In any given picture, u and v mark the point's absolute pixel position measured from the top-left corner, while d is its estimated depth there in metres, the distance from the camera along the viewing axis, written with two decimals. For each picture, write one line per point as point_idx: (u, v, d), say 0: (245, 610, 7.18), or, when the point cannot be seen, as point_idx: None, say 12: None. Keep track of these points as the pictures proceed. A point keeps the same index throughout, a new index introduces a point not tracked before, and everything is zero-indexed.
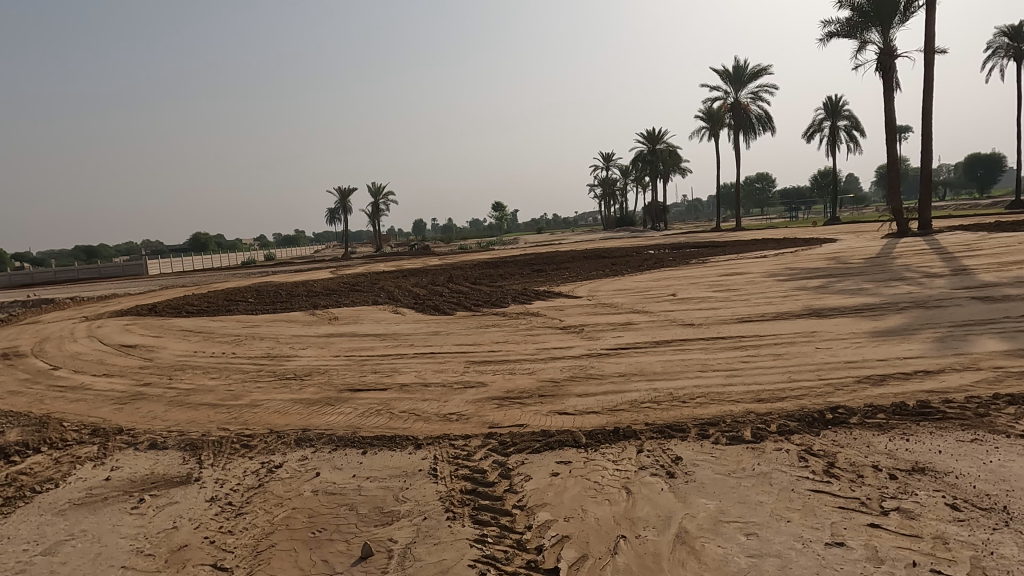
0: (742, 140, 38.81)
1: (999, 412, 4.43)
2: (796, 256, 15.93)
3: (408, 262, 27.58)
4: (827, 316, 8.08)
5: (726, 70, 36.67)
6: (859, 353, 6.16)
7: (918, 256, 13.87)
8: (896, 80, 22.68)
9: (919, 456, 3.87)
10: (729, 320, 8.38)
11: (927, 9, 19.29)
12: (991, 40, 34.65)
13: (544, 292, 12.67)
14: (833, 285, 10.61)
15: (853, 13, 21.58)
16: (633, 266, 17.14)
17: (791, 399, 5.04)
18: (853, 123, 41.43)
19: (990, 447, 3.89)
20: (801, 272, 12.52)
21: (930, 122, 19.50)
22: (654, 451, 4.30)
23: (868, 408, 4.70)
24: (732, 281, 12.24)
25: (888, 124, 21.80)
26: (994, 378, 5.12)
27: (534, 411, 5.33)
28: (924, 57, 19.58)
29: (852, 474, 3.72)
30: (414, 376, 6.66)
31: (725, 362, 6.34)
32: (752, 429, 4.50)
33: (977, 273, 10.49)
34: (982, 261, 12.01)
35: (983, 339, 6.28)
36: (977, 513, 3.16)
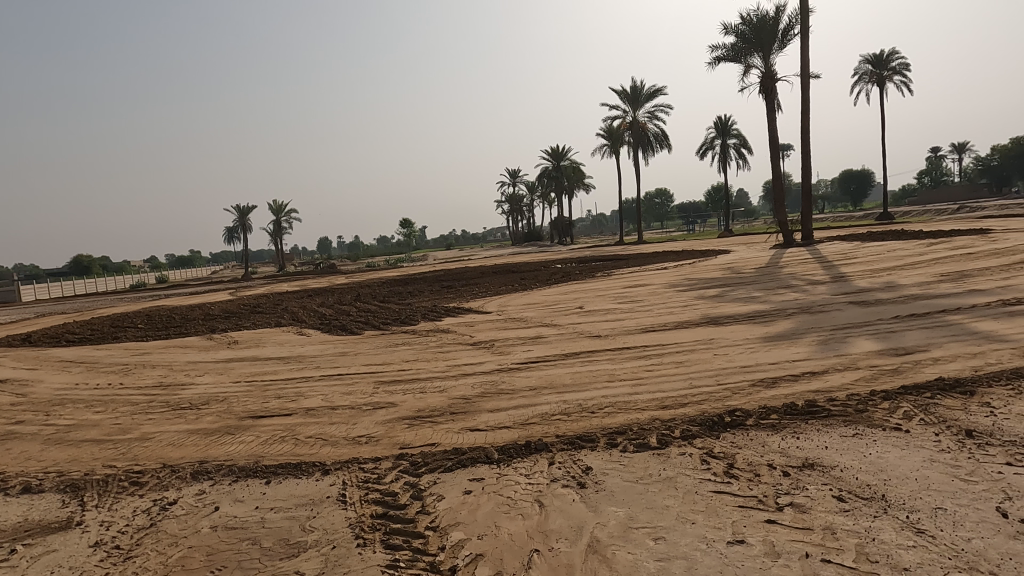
0: (642, 157, 40.44)
1: (875, 407, 4.80)
2: (695, 267, 16.72)
3: (312, 281, 26.79)
4: (724, 323, 8.50)
5: (624, 90, 38.29)
6: (754, 358, 6.52)
7: (802, 264, 14.92)
8: (777, 102, 24.36)
9: (809, 453, 4.13)
10: (634, 331, 8.66)
11: (802, 37, 20.91)
12: (858, 67, 37.96)
13: (455, 308, 12.64)
14: (728, 294, 11.23)
15: (737, 38, 23.06)
16: (542, 280, 17.42)
17: (693, 405, 5.25)
18: (741, 141, 44.35)
19: (869, 440, 4.21)
20: (699, 282, 13.18)
21: (808, 140, 21.10)
22: (566, 462, 4.36)
23: (763, 410, 4.98)
24: (636, 292, 12.68)
25: (772, 143, 23.37)
26: (870, 376, 5.56)
27: (446, 429, 5.27)
28: (801, 80, 21.20)
29: (749, 474, 3.91)
30: (320, 400, 6.43)
31: (631, 371, 6.54)
32: (657, 435, 4.66)
33: (854, 280, 11.40)
34: (858, 268, 13.07)
35: (860, 340, 6.81)
36: (860, 502, 3.40)
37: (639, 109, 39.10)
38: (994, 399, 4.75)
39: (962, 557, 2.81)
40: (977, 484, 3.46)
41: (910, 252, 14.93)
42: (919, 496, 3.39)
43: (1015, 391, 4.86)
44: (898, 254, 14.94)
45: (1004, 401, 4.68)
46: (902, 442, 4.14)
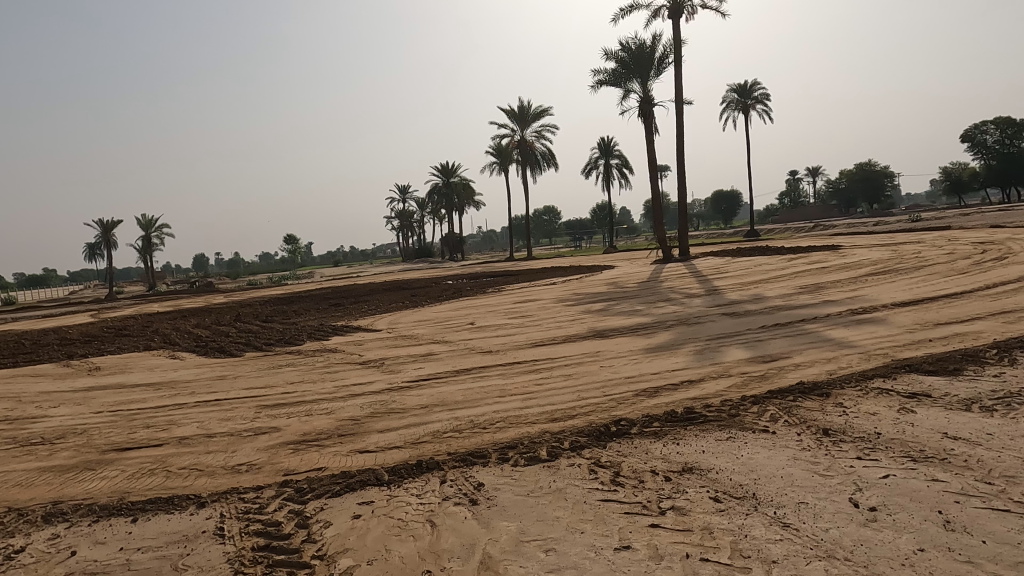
0: (530, 175, 41.38)
1: (746, 411, 5.15)
2: (582, 282, 17.27)
3: (186, 300, 25.08)
4: (609, 336, 8.83)
5: (512, 110, 39.16)
6: (637, 369, 6.80)
7: (680, 278, 15.81)
8: (655, 126, 25.77)
9: (688, 457, 4.36)
10: (524, 345, 8.79)
11: (676, 65, 22.31)
12: (725, 96, 41.06)
13: (342, 326, 12.30)
14: (613, 307, 11.68)
15: (617, 64, 24.22)
16: (433, 296, 17.31)
17: (581, 416, 5.40)
18: (623, 161, 46.57)
19: (740, 442, 4.51)
20: (586, 297, 13.61)
21: (683, 162, 22.47)
22: (457, 480, 4.34)
23: (645, 418, 5.20)
24: (526, 308, 12.89)
25: (650, 164, 24.64)
26: (741, 383, 5.96)
27: (333, 452, 5.09)
28: (675, 105, 22.59)
29: (634, 480, 4.07)
30: (196, 428, 6.02)
31: (521, 385, 6.62)
32: (547, 448, 4.74)
33: (725, 293, 12.23)
34: (729, 282, 14.03)
35: (732, 349, 7.30)
36: (733, 502, 3.62)
37: (526, 128, 40.04)
38: (846, 399, 5.23)
39: (822, 546, 3.06)
40: (833, 478, 3.79)
41: (773, 267, 16.24)
42: (785, 493, 3.66)
43: (863, 391, 5.39)
44: (764, 268, 16.19)
45: (854, 401, 5.17)
46: (769, 443, 4.46)
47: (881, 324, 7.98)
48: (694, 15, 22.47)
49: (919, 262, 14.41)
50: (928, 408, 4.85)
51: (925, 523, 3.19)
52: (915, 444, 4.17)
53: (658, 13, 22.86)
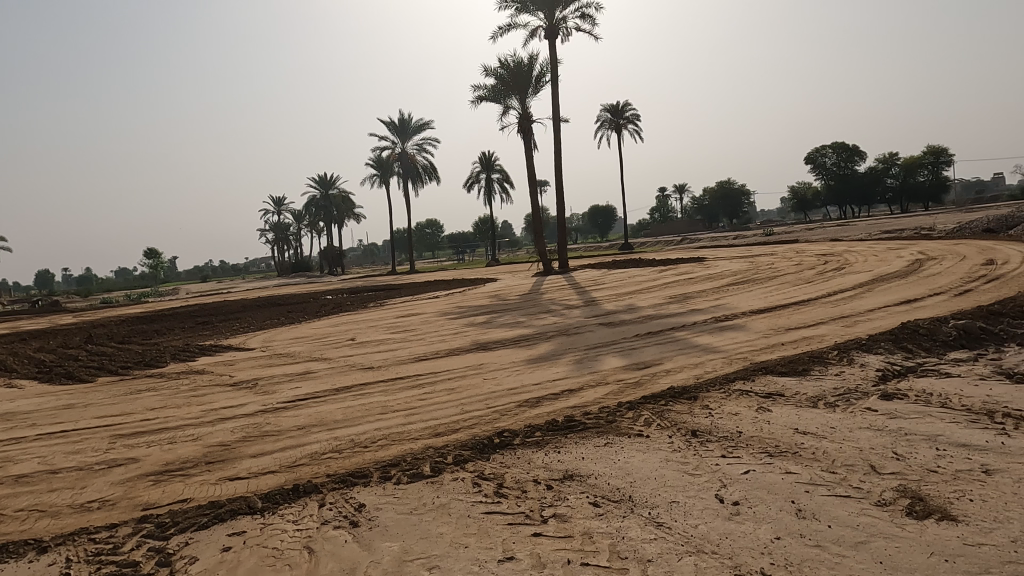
0: (411, 188, 41.05)
1: (622, 417, 5.36)
2: (465, 295, 17.31)
3: (25, 322, 22.48)
4: (492, 349, 8.89)
5: (393, 122, 38.80)
6: (519, 380, 6.89)
7: (560, 290, 16.28)
8: (533, 142, 26.44)
9: (569, 465, 4.46)
10: (406, 360, 8.67)
11: (553, 85, 23.07)
12: (599, 115, 42.94)
13: (211, 346, 11.53)
14: (495, 320, 11.79)
15: (496, 81, 24.68)
16: (310, 312, 16.67)
17: (465, 430, 5.38)
18: (504, 176, 47.40)
19: (617, 447, 4.69)
20: (469, 310, 13.66)
21: (562, 177, 23.21)
22: (337, 503, 4.18)
23: (528, 428, 5.27)
24: (408, 322, 12.72)
25: (530, 179, 25.24)
26: (618, 390, 6.20)
27: (200, 481, 4.75)
28: (553, 123, 23.32)
29: (517, 491, 4.11)
30: (36, 464, 5.39)
31: (404, 401, 6.51)
32: (430, 463, 4.69)
33: (602, 303, 12.74)
34: (606, 293, 14.62)
35: (608, 358, 7.59)
36: (611, 505, 3.76)
37: (407, 141, 39.75)
38: (712, 401, 5.59)
39: (691, 542, 3.24)
40: (701, 476, 4.03)
41: (646, 278, 17.10)
42: (658, 493, 3.84)
43: (726, 393, 5.78)
44: (637, 279, 17.00)
45: (719, 403, 5.54)
46: (644, 446, 4.67)
47: (741, 331, 8.62)
48: (569, 36, 23.37)
49: (772, 272, 15.75)
50: (782, 406, 5.29)
51: (781, 513, 3.46)
52: (771, 440, 4.52)
53: (534, 33, 23.58)
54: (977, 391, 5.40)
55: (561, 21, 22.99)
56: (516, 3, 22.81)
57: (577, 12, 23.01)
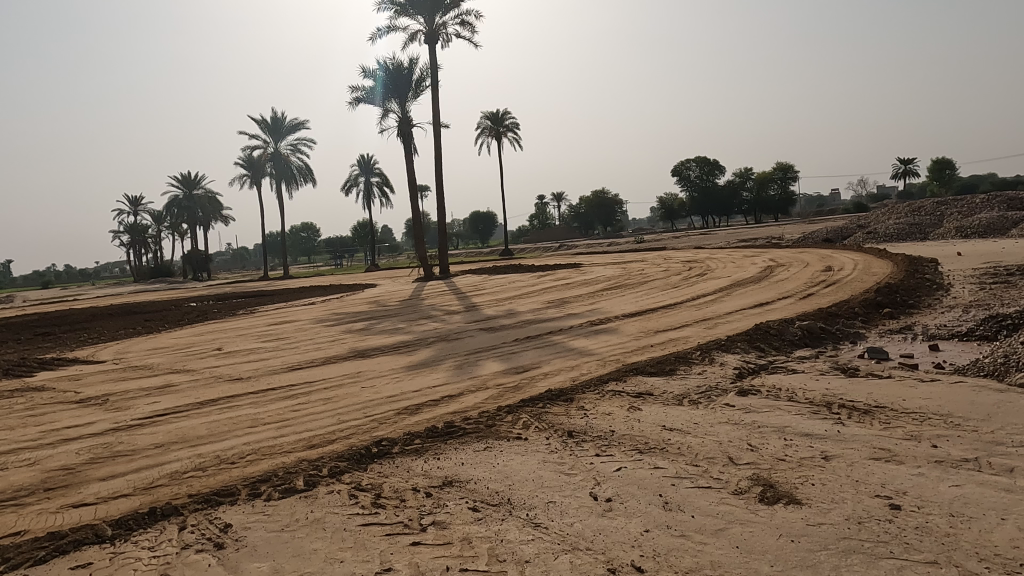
0: (285, 190, 39.34)
1: (501, 421, 5.42)
2: (342, 301, 16.82)
3: None
4: (370, 356, 8.70)
5: (265, 121, 37.04)
6: (398, 387, 6.78)
7: (440, 296, 16.24)
8: (414, 146, 26.24)
9: (448, 471, 4.45)
10: (279, 370, 8.27)
11: (433, 90, 23.01)
12: (479, 122, 43.32)
13: (52, 360, 10.40)
14: (374, 326, 11.55)
15: (375, 83, 24.25)
16: (171, 321, 15.48)
17: (341, 441, 5.22)
18: (383, 180, 46.63)
19: (496, 451, 4.74)
20: (346, 316, 13.29)
21: (442, 183, 23.19)
22: (200, 524, 3.90)
23: (406, 436, 5.20)
24: (281, 329, 12.16)
25: (410, 183, 24.98)
26: (497, 394, 6.26)
27: (37, 511, 4.26)
28: (433, 128, 23.24)
29: (395, 500, 4.03)
30: None
31: (275, 413, 6.21)
32: (304, 477, 4.49)
33: (482, 308, 12.84)
34: (486, 298, 14.76)
35: (488, 363, 7.65)
36: (490, 509, 3.78)
37: (281, 141, 38.07)
38: (587, 402, 5.78)
39: (567, 540, 3.33)
40: (576, 476, 4.15)
41: (525, 283, 17.44)
42: (536, 494, 3.92)
43: (599, 394, 6.00)
44: (517, 285, 17.29)
45: (593, 404, 5.74)
46: (522, 449, 4.75)
47: (614, 334, 9.02)
48: (449, 42, 23.41)
49: (642, 278, 16.60)
50: (651, 405, 5.58)
51: (649, 506, 3.63)
52: (641, 438, 4.75)
53: (414, 37, 23.41)
54: (817, 385, 5.98)
55: (441, 27, 23.01)
56: (395, 5, 22.54)
57: (456, 19, 23.10)
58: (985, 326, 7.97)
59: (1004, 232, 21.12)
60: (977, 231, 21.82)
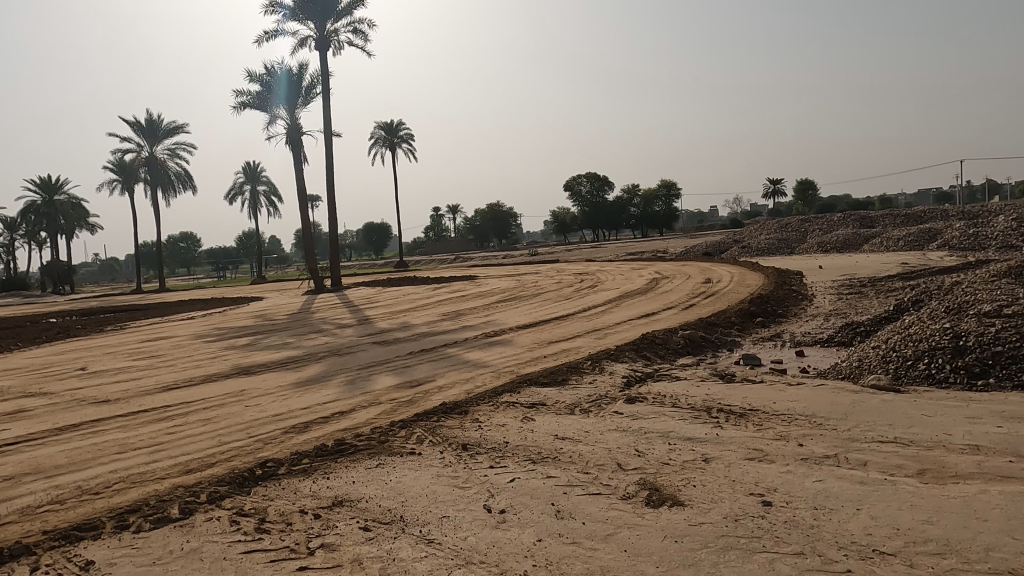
0: (161, 198, 36.87)
1: (394, 437, 5.32)
2: (224, 316, 15.93)
3: None
4: (255, 373, 8.28)
5: (138, 123, 34.56)
6: (285, 405, 6.49)
7: (331, 309, 15.77)
8: (303, 154, 25.39)
9: (338, 490, 4.30)
10: (152, 390, 7.69)
11: (324, 97, 22.42)
12: (373, 132, 42.59)
13: None
14: (259, 342, 11.01)
15: (261, 87, 23.28)
16: (26, 339, 14.02)
17: (221, 463, 4.92)
18: (270, 189, 44.77)
19: (389, 467, 4.64)
20: (229, 332, 12.59)
21: (334, 193, 22.58)
22: (57, 564, 3.53)
23: (294, 456, 4.98)
24: (156, 347, 11.33)
25: (300, 193, 24.13)
26: (390, 409, 6.14)
27: None
28: (324, 136, 22.62)
29: (281, 524, 3.85)
30: None
31: (148, 437, 5.76)
32: (179, 504, 4.19)
33: (376, 322, 12.58)
34: (379, 311, 14.48)
35: (381, 377, 7.49)
36: (382, 527, 3.69)
37: (156, 145, 35.65)
38: (481, 415, 5.79)
39: (461, 554, 3.31)
40: (470, 488, 4.14)
41: (420, 296, 17.28)
42: (429, 510, 3.87)
43: (494, 406, 6.03)
44: (411, 297, 17.10)
45: (488, 415, 5.76)
46: (416, 464, 4.67)
47: (508, 345, 9.12)
48: (340, 50, 22.90)
49: (536, 290, 16.91)
50: (544, 415, 5.67)
51: (542, 516, 3.68)
52: (534, 448, 4.82)
53: (304, 42, 22.72)
54: (698, 391, 6.32)
55: (332, 34, 22.49)
56: (283, 9, 21.78)
57: (348, 27, 22.66)
58: (842, 332, 8.75)
59: (857, 247, 23.36)
60: (835, 246, 23.99)
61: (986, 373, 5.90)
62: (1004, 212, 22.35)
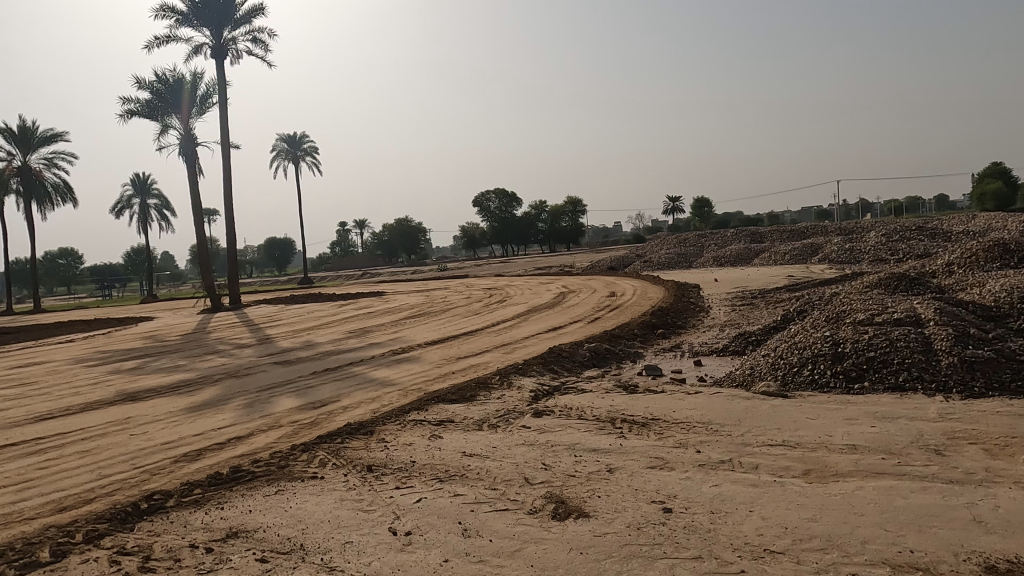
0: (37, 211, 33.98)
1: (295, 461, 5.10)
2: (109, 338, 14.80)
3: None
4: (142, 398, 7.72)
5: (9, 130, 31.76)
6: (176, 432, 6.09)
7: (229, 328, 15.00)
8: (198, 166, 24.14)
9: (233, 521, 4.06)
10: (22, 422, 7.00)
11: (221, 107, 21.48)
12: (275, 145, 41.10)
13: None
14: (148, 365, 10.28)
15: (151, 95, 21.99)
16: None
17: (102, 499, 4.53)
18: (162, 202, 42.24)
19: (289, 493, 4.44)
20: (114, 354, 11.70)
21: (232, 206, 21.60)
22: None
23: (185, 486, 4.67)
24: (27, 373, 10.34)
25: (194, 206, 22.90)
26: (291, 432, 5.89)
27: None
28: (222, 147, 21.63)
29: (169, 562, 3.58)
30: None
31: (15, 473, 5.23)
32: (51, 547, 3.83)
33: (277, 341, 12.08)
34: (281, 330, 13.92)
35: (283, 399, 7.17)
36: (280, 558, 3.52)
37: (30, 153, 32.85)
38: (387, 434, 5.66)
39: None
40: (374, 511, 4.03)
41: (325, 313, 16.77)
42: (331, 536, 3.72)
43: (400, 425, 5.91)
44: (315, 315, 16.56)
45: (394, 435, 5.64)
46: (318, 489, 4.50)
47: (416, 362, 8.99)
48: (239, 59, 22.04)
49: (445, 305, 16.81)
50: (451, 432, 5.62)
51: (449, 535, 3.63)
52: (441, 466, 4.76)
53: (199, 50, 21.68)
54: (603, 403, 6.46)
55: (230, 42, 21.60)
56: (176, 14, 20.72)
57: (247, 35, 21.84)
58: (736, 342, 9.23)
59: (749, 260, 24.79)
60: (729, 260, 25.37)
61: (862, 377, 6.38)
62: (875, 229, 24.42)
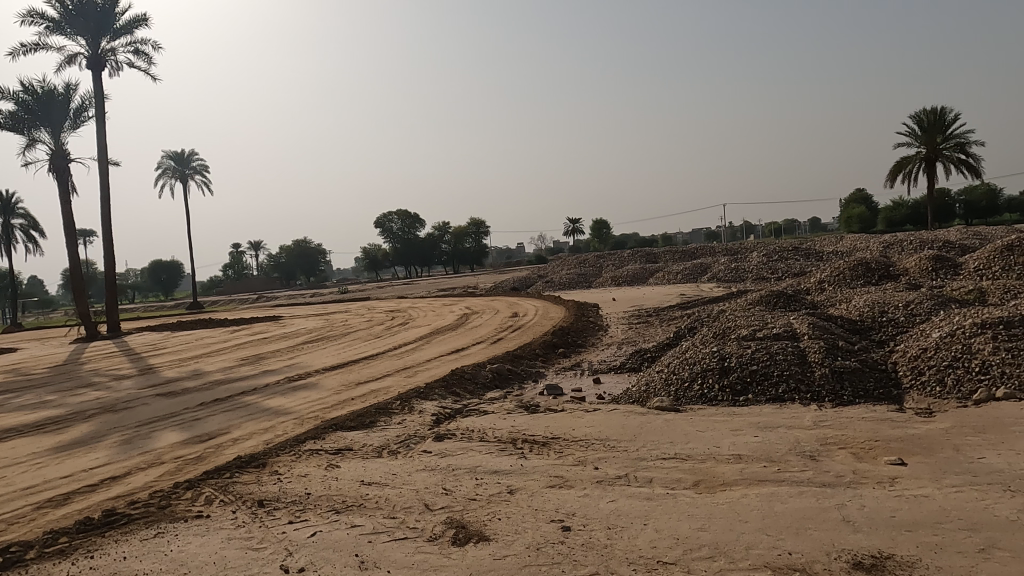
0: None
1: (178, 500, 4.77)
2: None
3: None
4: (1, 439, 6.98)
5: None
6: (40, 476, 5.54)
7: (106, 358, 13.88)
8: (71, 183, 22.33)
9: (104, 570, 3.73)
10: None
11: (98, 121, 20.08)
12: (161, 162, 38.77)
13: None
14: (9, 402, 9.32)
15: (16, 106, 20.22)
16: None
17: None
18: (29, 222, 38.75)
19: (170, 536, 4.14)
20: None
21: (110, 227, 20.14)
22: None
23: (48, 536, 4.24)
24: None
25: (66, 227, 21.16)
26: (174, 469, 5.51)
27: None
28: (99, 164, 20.18)
29: None
30: None
31: None
32: None
33: (160, 371, 11.30)
34: (165, 359, 13.04)
35: (165, 434, 6.70)
36: None
37: None
38: (280, 466, 5.41)
39: None
40: (265, 549, 3.83)
41: (216, 340, 15.89)
42: None
43: (295, 455, 5.67)
44: (204, 342, 15.66)
45: (288, 466, 5.40)
46: (203, 529, 4.22)
47: (313, 389, 8.68)
48: (118, 72, 20.73)
49: (345, 329, 16.38)
50: (349, 461, 5.45)
51: (345, 569, 3.50)
52: (338, 497, 4.60)
53: (72, 60, 20.22)
54: (504, 424, 6.48)
55: (108, 53, 20.30)
56: (45, 21, 19.22)
57: (128, 47, 20.60)
58: (632, 359, 9.56)
59: (644, 280, 25.84)
60: (626, 280, 26.34)
61: (746, 389, 6.78)
62: (756, 249, 26.19)
